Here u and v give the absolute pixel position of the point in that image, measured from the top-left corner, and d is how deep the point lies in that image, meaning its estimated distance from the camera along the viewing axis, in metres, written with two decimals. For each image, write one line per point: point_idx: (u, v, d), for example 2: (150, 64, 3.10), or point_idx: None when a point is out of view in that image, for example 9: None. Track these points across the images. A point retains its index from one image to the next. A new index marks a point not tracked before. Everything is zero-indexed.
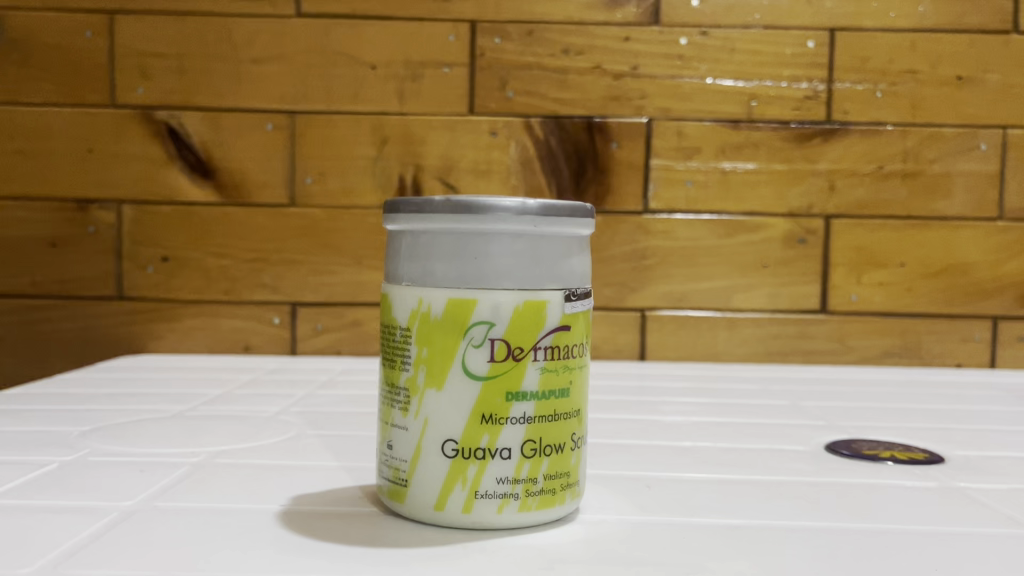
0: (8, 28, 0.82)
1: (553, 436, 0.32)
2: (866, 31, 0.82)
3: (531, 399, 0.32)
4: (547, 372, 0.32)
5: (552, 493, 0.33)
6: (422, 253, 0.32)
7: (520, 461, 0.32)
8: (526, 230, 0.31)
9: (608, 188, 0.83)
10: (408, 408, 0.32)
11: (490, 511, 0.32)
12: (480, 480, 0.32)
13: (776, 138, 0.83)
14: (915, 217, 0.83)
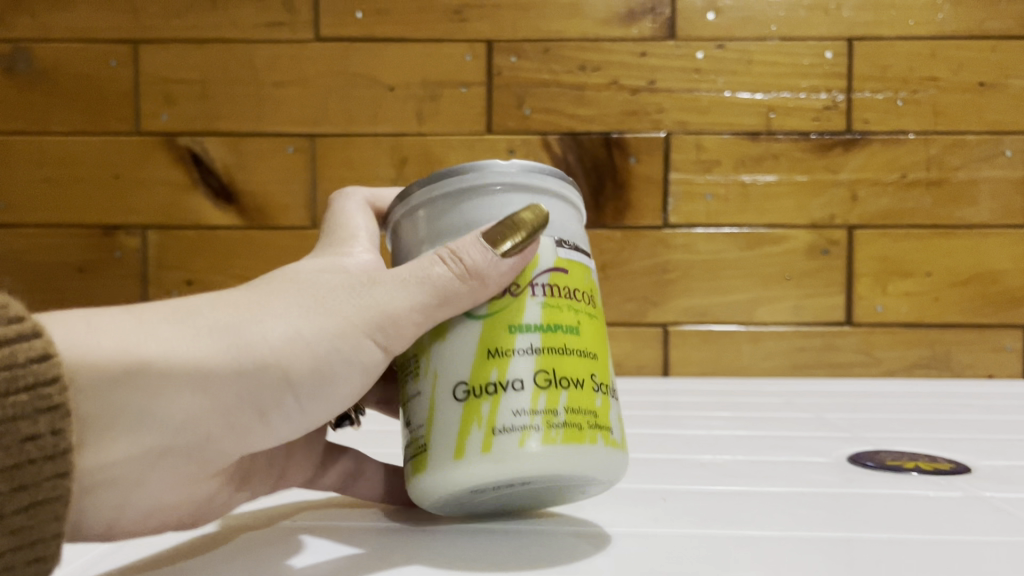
0: (35, 59, 0.83)
1: (567, 368, 0.30)
2: (885, 40, 0.81)
3: (536, 330, 0.30)
4: (551, 307, 0.30)
5: (579, 428, 0.29)
6: (420, 225, 0.32)
7: (536, 392, 0.29)
8: (513, 180, 0.31)
9: (627, 203, 0.83)
10: (419, 372, 0.31)
11: (511, 447, 0.28)
12: (496, 415, 0.29)
13: (796, 148, 0.82)
14: (940, 225, 0.82)
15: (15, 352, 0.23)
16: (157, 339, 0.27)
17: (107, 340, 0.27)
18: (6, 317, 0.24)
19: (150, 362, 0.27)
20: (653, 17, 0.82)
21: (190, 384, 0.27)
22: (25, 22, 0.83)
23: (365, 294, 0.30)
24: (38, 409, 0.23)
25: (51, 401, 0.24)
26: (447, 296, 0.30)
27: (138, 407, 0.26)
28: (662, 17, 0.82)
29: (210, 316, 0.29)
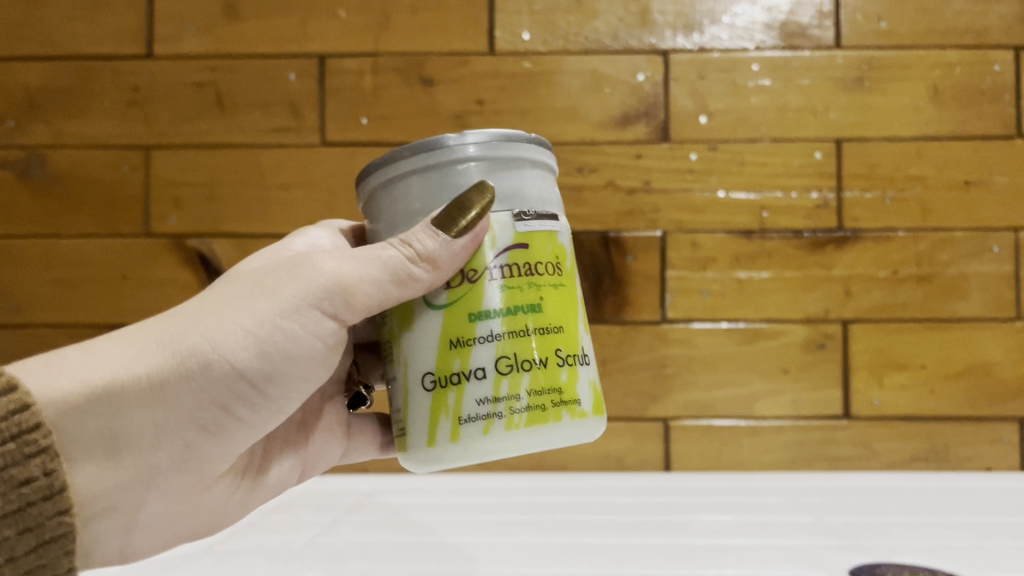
0: (49, 164, 0.86)
1: (523, 353, 0.42)
2: (873, 141, 0.84)
3: (495, 317, 0.42)
4: (507, 291, 0.42)
5: (539, 408, 0.42)
6: (403, 191, 0.44)
7: (498, 379, 0.42)
8: (478, 156, 0.42)
9: (627, 299, 0.84)
10: (396, 358, 0.44)
11: (476, 432, 0.42)
12: (461, 404, 0.42)
13: (790, 246, 0.84)
14: (932, 318, 0.84)
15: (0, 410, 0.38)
16: (119, 366, 0.42)
17: (86, 373, 0.42)
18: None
19: (113, 386, 0.42)
20: (647, 121, 0.85)
21: (149, 394, 0.42)
22: (40, 129, 0.86)
23: (300, 288, 0.45)
24: (28, 454, 0.39)
25: (38, 445, 0.39)
26: (396, 272, 0.43)
27: (111, 422, 0.42)
28: (656, 121, 0.85)
29: (157, 335, 0.44)
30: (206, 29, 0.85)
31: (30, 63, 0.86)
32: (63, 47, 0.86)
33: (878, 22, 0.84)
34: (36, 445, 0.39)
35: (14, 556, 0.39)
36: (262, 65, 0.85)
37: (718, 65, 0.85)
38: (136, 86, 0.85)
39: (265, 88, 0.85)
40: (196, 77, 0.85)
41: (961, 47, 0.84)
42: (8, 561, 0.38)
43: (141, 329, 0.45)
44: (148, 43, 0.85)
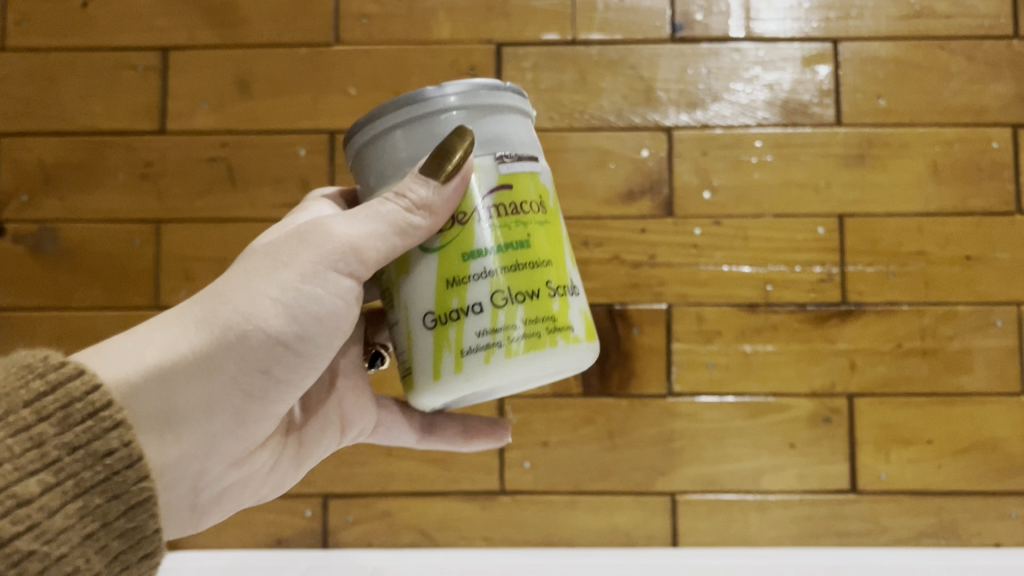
0: (61, 237, 0.87)
1: (515, 286, 0.45)
2: (875, 216, 0.85)
3: (487, 255, 0.45)
4: (497, 231, 0.45)
5: (536, 335, 0.45)
6: (389, 146, 0.46)
7: (494, 311, 0.44)
8: (457, 105, 0.45)
9: (633, 372, 0.85)
10: (397, 303, 0.48)
11: (478, 361, 0.44)
12: (462, 338, 0.45)
13: (794, 319, 0.85)
14: (937, 392, 0.84)
15: (76, 392, 0.41)
16: (163, 346, 0.46)
17: (131, 358, 0.45)
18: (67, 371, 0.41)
19: (155, 362, 0.45)
20: (652, 196, 0.86)
21: (194, 369, 0.46)
22: (54, 203, 0.87)
23: (318, 252, 0.47)
24: (105, 429, 0.41)
25: (114, 420, 0.42)
26: (399, 225, 0.45)
27: (158, 393, 0.45)
28: (661, 196, 0.86)
29: (194, 311, 0.47)
30: (220, 105, 0.87)
31: (47, 139, 0.87)
32: (79, 123, 0.87)
33: (877, 101, 0.86)
34: (111, 420, 0.41)
35: (108, 522, 0.42)
36: (274, 141, 0.86)
37: (721, 142, 0.86)
38: (149, 161, 0.87)
39: (277, 164, 0.86)
40: (209, 152, 0.87)
41: (958, 125, 0.86)
42: (103, 527, 0.41)
43: (181, 306, 0.48)
44: (162, 119, 0.87)
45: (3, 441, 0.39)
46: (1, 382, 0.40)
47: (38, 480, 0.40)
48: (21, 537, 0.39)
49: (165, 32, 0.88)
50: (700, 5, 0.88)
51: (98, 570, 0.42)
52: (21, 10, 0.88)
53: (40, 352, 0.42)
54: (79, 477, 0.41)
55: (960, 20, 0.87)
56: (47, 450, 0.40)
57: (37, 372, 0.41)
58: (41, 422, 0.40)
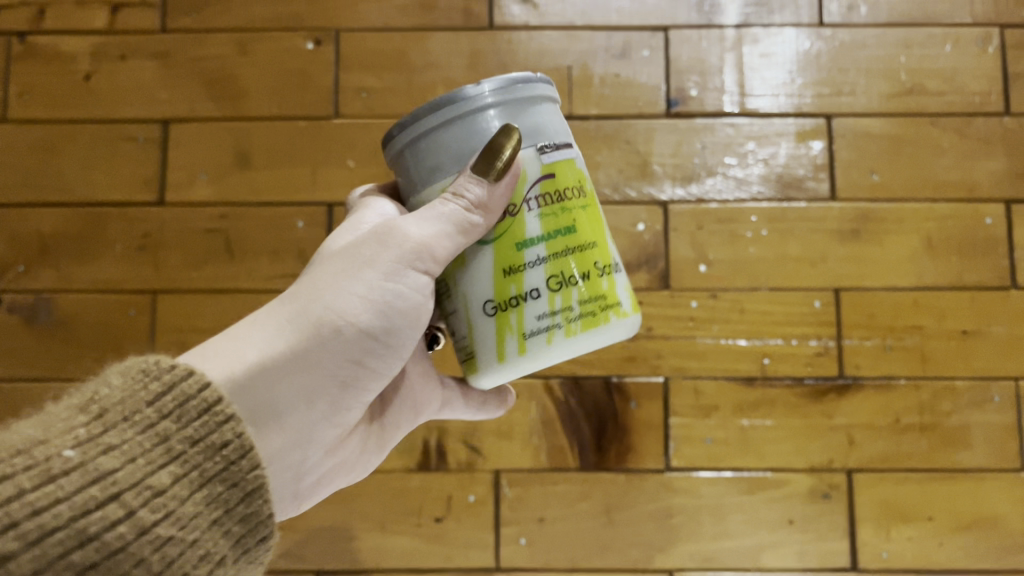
0: (56, 308, 0.86)
1: (567, 270, 0.48)
2: (870, 290, 0.86)
3: (539, 244, 0.48)
4: (545, 219, 0.48)
5: (592, 314, 0.48)
6: (431, 146, 0.48)
7: (551, 295, 0.48)
8: (497, 101, 0.47)
9: (630, 447, 0.84)
10: (454, 294, 0.50)
11: (541, 342, 0.48)
12: (523, 322, 0.48)
13: (792, 393, 0.84)
14: (937, 468, 0.83)
15: (191, 387, 0.42)
16: (260, 346, 0.48)
17: (233, 358, 0.47)
18: (180, 369, 0.42)
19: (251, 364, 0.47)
20: (648, 268, 0.86)
21: (295, 364, 0.48)
22: (50, 273, 0.87)
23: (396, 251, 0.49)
24: (220, 421, 0.42)
25: (226, 413, 0.42)
26: (459, 225, 0.47)
27: (261, 391, 0.47)
28: (658, 268, 0.86)
29: (285, 312, 0.49)
30: (219, 176, 0.87)
31: (45, 210, 0.88)
32: (79, 194, 0.88)
33: (870, 176, 0.87)
34: (224, 413, 0.42)
35: (230, 508, 0.42)
36: (272, 213, 0.86)
37: (717, 216, 0.87)
38: (147, 232, 0.87)
39: (274, 236, 0.86)
40: (206, 223, 0.87)
41: (951, 200, 0.87)
42: (225, 513, 0.42)
43: (271, 308, 0.50)
44: (161, 190, 0.88)
45: (133, 438, 0.40)
46: (122, 387, 0.41)
47: (167, 471, 0.40)
48: (159, 524, 0.39)
49: (166, 104, 0.89)
50: (695, 81, 0.89)
51: (223, 554, 0.42)
52: (25, 83, 0.90)
53: (151, 357, 0.43)
54: (202, 468, 0.41)
55: (950, 97, 0.89)
56: (172, 445, 0.41)
57: (153, 375, 0.42)
58: (163, 419, 0.41)
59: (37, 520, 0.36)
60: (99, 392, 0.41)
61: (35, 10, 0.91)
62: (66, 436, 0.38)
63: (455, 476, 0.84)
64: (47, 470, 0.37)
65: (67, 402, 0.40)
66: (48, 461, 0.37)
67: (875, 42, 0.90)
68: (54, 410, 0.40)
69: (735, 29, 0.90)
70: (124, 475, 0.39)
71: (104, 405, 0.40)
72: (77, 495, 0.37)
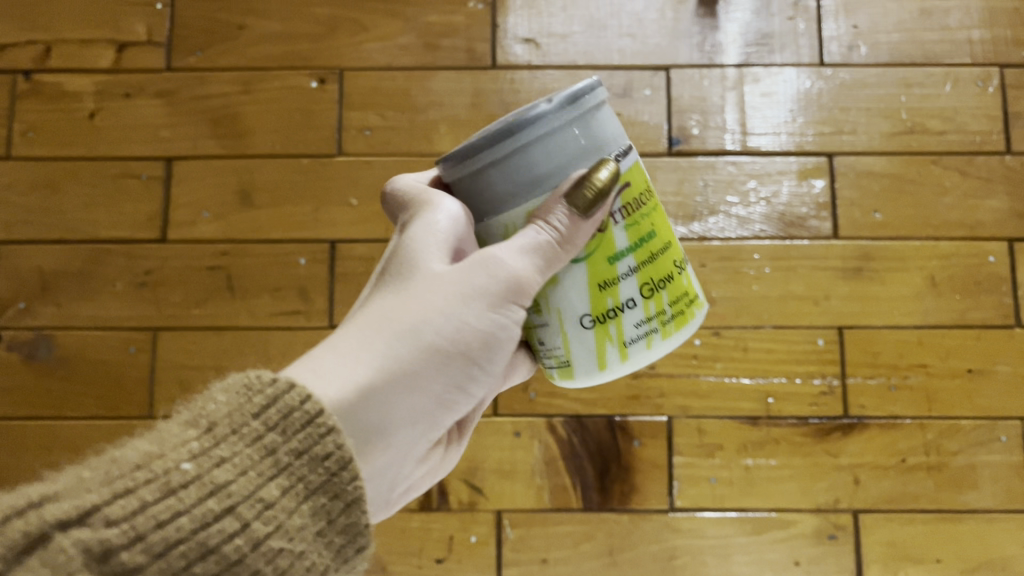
0: (56, 345, 0.86)
1: (656, 274, 0.47)
2: (874, 328, 0.85)
3: (628, 255, 0.46)
4: (629, 229, 0.46)
5: (681, 311, 0.49)
6: (501, 173, 0.43)
7: (646, 302, 0.47)
8: (568, 121, 0.43)
9: (634, 487, 0.83)
10: (540, 306, 0.48)
11: (641, 346, 0.48)
12: (623, 331, 0.47)
13: (796, 432, 0.84)
14: (944, 509, 0.82)
15: (297, 401, 0.38)
16: (372, 380, 0.44)
17: (351, 383, 0.43)
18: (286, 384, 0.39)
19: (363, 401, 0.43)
20: None
21: (408, 390, 0.45)
22: (50, 310, 0.86)
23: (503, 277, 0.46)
24: (323, 433, 0.38)
25: (330, 426, 0.39)
26: (552, 257, 0.45)
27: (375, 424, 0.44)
28: None
29: (393, 341, 0.45)
30: (221, 214, 0.87)
31: (45, 247, 0.88)
32: (80, 230, 0.88)
33: (872, 215, 0.88)
34: (328, 425, 0.39)
35: (332, 520, 0.39)
36: (274, 251, 0.86)
37: (719, 253, 0.87)
38: (149, 269, 0.87)
39: (276, 274, 0.86)
40: (208, 261, 0.87)
41: (954, 239, 0.87)
42: (328, 524, 0.39)
43: (375, 333, 0.45)
44: (163, 227, 0.87)
45: (242, 451, 0.37)
46: (227, 403, 0.38)
47: (275, 484, 0.37)
48: (272, 537, 0.36)
49: (170, 141, 0.89)
50: (696, 120, 0.89)
51: (325, 567, 0.38)
52: (29, 121, 0.90)
53: (254, 370, 0.39)
54: (306, 480, 0.38)
55: (951, 136, 0.89)
56: (278, 458, 0.37)
57: (256, 389, 0.38)
58: (270, 432, 0.38)
59: (161, 533, 0.33)
60: (206, 407, 0.38)
61: (41, 49, 0.91)
62: (181, 450, 0.36)
63: (456, 516, 0.83)
64: (167, 483, 0.35)
65: (174, 418, 0.38)
66: (166, 475, 0.35)
67: (875, 81, 0.90)
68: (163, 427, 0.37)
69: (736, 68, 0.91)
70: (238, 489, 0.36)
71: (212, 419, 0.37)
72: (196, 508, 0.34)
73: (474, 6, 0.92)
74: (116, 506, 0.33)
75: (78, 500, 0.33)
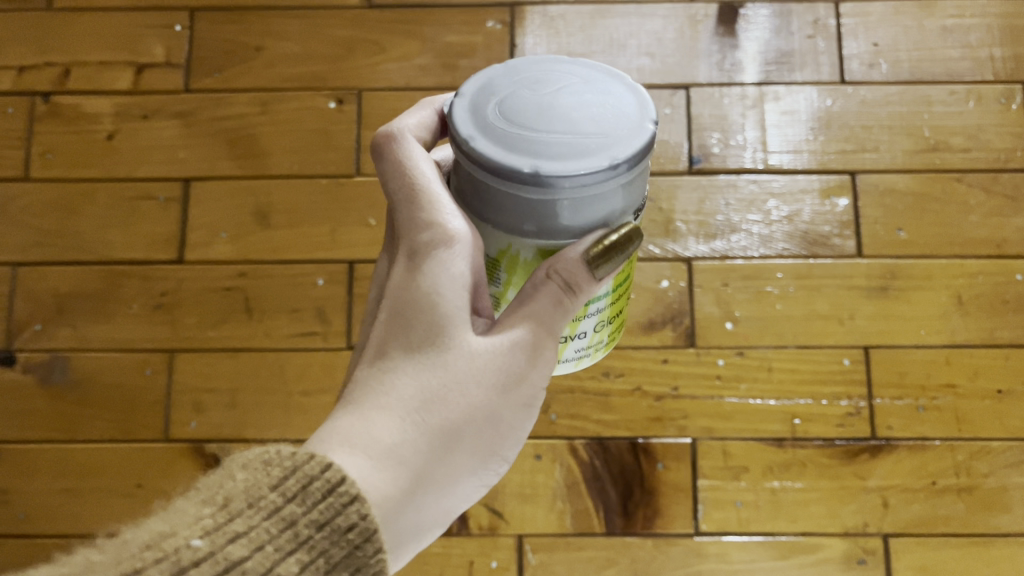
0: (72, 368, 0.85)
1: (610, 313, 0.49)
2: (900, 347, 0.84)
3: (603, 300, 0.47)
4: (616, 279, 0.46)
5: (611, 336, 0.53)
6: (521, 203, 0.40)
7: (591, 334, 0.50)
8: (612, 180, 0.39)
9: (658, 510, 0.81)
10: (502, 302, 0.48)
11: (569, 362, 0.52)
12: (562, 352, 0.50)
13: (823, 454, 0.82)
14: (976, 533, 0.80)
15: (315, 474, 0.36)
16: (404, 484, 0.41)
17: (399, 487, 0.40)
18: (307, 456, 0.37)
19: (394, 505, 0.40)
20: (673, 325, 0.85)
21: (440, 487, 0.43)
22: (66, 332, 0.85)
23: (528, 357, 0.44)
24: (345, 502, 0.36)
25: (350, 495, 0.37)
26: (559, 314, 0.44)
27: (402, 523, 0.42)
28: (682, 325, 0.85)
29: (422, 439, 0.42)
30: (239, 234, 0.87)
31: (62, 269, 0.87)
32: (97, 252, 0.87)
33: (897, 233, 0.86)
34: (349, 493, 0.37)
35: None
36: (291, 272, 0.85)
37: (742, 273, 0.86)
38: (165, 290, 0.86)
39: (293, 294, 0.85)
40: (225, 282, 0.86)
41: (981, 257, 0.86)
42: None
43: (403, 428, 0.41)
44: (180, 249, 0.87)
45: (259, 525, 0.35)
46: (243, 477, 0.36)
47: (294, 560, 0.35)
48: None
49: (187, 162, 0.89)
50: (717, 138, 0.89)
51: None
52: (47, 143, 0.90)
53: (275, 442, 0.38)
54: (327, 554, 0.36)
55: (975, 153, 0.88)
56: (298, 531, 0.35)
57: (274, 462, 0.37)
58: (288, 503, 0.36)
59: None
60: (222, 483, 0.36)
61: (60, 72, 0.92)
62: (192, 526, 0.34)
63: (476, 541, 0.81)
64: (175, 563, 0.33)
65: (191, 495, 0.36)
66: (176, 553, 0.33)
67: (897, 99, 0.90)
68: (180, 504, 0.36)
69: (756, 87, 0.90)
70: (252, 566, 0.34)
71: (227, 494, 0.36)
72: None
73: (492, 26, 0.91)
74: None
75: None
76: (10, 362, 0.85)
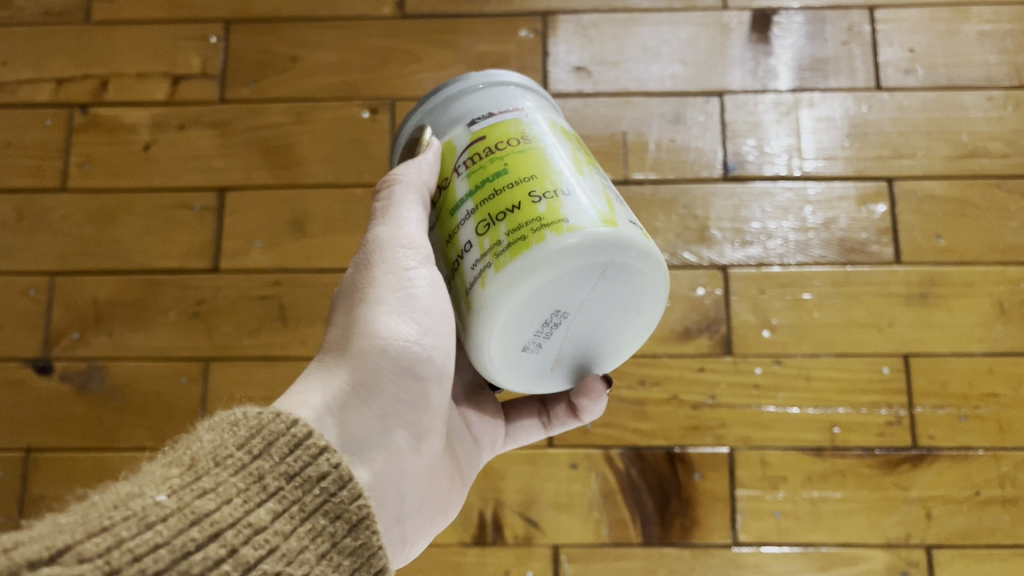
0: (109, 376, 0.85)
1: (494, 208, 0.42)
2: (940, 356, 0.83)
3: (468, 199, 0.44)
4: (472, 175, 0.44)
5: (519, 240, 0.40)
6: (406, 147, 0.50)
7: (479, 239, 0.42)
8: (450, 94, 0.47)
9: (696, 521, 0.80)
10: None
11: (477, 288, 0.42)
12: (465, 276, 0.43)
13: (863, 463, 0.81)
14: (1021, 545, 0.79)
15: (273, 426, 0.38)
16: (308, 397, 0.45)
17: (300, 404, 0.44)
18: (268, 413, 0.38)
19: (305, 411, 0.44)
20: (709, 333, 0.84)
21: (360, 398, 0.46)
22: (103, 341, 0.86)
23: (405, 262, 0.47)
24: (314, 454, 0.38)
25: (317, 447, 0.38)
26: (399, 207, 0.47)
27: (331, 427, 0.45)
28: (719, 333, 0.84)
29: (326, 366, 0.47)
30: (273, 243, 0.87)
31: (99, 278, 0.88)
32: (133, 261, 0.88)
33: (935, 240, 0.85)
34: (317, 446, 0.38)
35: (337, 542, 0.37)
36: (325, 281, 0.85)
37: (779, 280, 0.85)
38: (201, 299, 0.86)
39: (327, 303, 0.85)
40: (261, 290, 0.86)
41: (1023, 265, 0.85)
42: (333, 547, 0.37)
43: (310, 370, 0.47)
44: (216, 257, 0.87)
45: (227, 480, 0.35)
46: (209, 439, 0.37)
47: (267, 509, 0.36)
48: (265, 561, 0.34)
49: (223, 172, 0.89)
50: (751, 145, 0.88)
51: None
52: (86, 154, 0.91)
53: (239, 407, 0.39)
54: (301, 503, 0.37)
55: (1014, 158, 0.87)
56: (267, 483, 0.36)
57: (240, 423, 0.38)
58: (255, 459, 0.37)
59: (137, 569, 0.31)
60: (190, 446, 0.37)
61: (97, 84, 0.93)
62: (160, 485, 0.34)
63: (512, 550, 0.81)
64: (145, 518, 0.33)
65: (157, 460, 0.36)
66: (146, 511, 0.33)
67: (934, 105, 0.89)
68: (148, 470, 0.36)
69: (790, 93, 0.90)
70: (222, 517, 0.34)
71: (194, 456, 0.36)
72: (176, 539, 0.32)
73: (526, 34, 0.92)
74: (91, 543, 0.31)
75: (54, 541, 0.31)
76: (48, 370, 0.86)
